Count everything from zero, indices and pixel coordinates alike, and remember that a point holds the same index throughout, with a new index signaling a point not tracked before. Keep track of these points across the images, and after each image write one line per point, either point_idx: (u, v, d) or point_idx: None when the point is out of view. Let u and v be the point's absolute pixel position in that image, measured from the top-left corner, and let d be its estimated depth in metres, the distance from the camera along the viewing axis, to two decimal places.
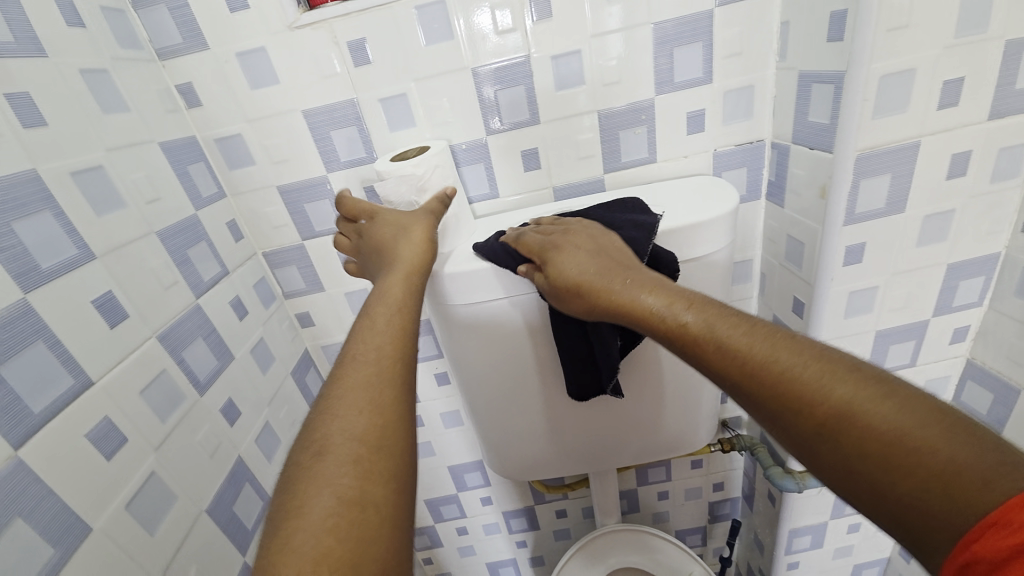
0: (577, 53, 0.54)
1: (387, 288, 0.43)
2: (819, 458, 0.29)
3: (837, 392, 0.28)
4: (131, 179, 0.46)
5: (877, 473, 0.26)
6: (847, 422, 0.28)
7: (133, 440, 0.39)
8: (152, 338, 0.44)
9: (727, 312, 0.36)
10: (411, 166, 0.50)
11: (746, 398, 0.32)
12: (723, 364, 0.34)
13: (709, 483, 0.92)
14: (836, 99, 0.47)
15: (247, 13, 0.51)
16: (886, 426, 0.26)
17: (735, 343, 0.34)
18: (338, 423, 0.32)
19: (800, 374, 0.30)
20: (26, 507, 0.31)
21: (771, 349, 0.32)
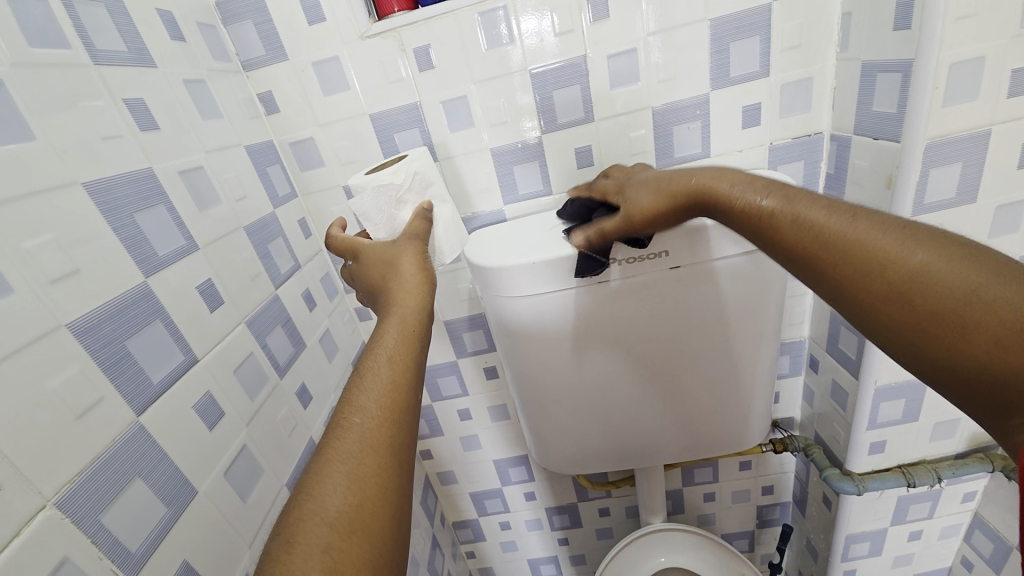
0: (632, 52, 0.55)
1: (388, 324, 0.40)
2: (909, 329, 0.31)
3: (960, 270, 0.30)
4: (224, 179, 0.50)
5: (975, 342, 0.28)
6: (929, 286, 0.30)
7: (227, 415, 0.43)
8: (242, 324, 0.48)
9: (823, 198, 0.37)
10: (389, 175, 0.48)
11: (842, 274, 0.34)
12: (815, 239, 0.35)
13: (758, 486, 0.90)
14: (904, 88, 0.47)
15: (323, 25, 0.55)
16: (959, 285, 0.29)
17: (832, 223, 0.35)
18: (315, 502, 0.29)
19: (910, 250, 0.31)
20: (145, 469, 0.35)
21: (882, 229, 0.33)
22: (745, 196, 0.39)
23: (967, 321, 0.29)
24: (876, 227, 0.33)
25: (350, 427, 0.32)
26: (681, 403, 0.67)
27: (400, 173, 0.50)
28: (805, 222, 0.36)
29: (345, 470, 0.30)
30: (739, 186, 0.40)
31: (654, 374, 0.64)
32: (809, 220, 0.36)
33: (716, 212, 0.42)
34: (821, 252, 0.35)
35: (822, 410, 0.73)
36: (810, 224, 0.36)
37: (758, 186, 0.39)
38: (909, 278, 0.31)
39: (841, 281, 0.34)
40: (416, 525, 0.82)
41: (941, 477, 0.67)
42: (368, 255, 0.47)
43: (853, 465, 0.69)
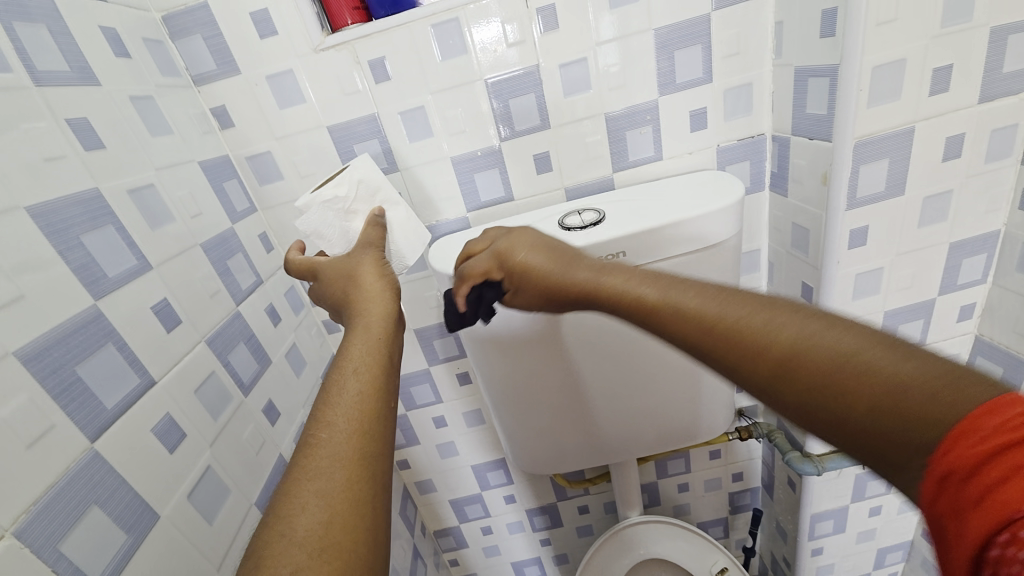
0: (582, 61, 0.58)
1: (354, 339, 0.40)
2: (797, 407, 0.29)
3: (821, 346, 0.28)
4: (177, 196, 0.49)
5: (845, 412, 0.27)
6: (798, 363, 0.29)
7: (189, 436, 0.42)
8: (202, 342, 0.47)
9: (687, 279, 0.37)
10: (331, 188, 0.49)
11: (728, 362, 0.32)
12: (688, 322, 0.34)
13: (729, 474, 0.94)
14: (833, 91, 0.50)
15: (275, 39, 0.55)
16: (838, 354, 0.27)
17: (701, 308, 0.34)
18: (285, 522, 0.28)
19: (770, 326, 0.30)
20: (103, 496, 0.34)
21: (752, 310, 0.32)
22: (610, 279, 0.39)
23: (840, 394, 0.27)
24: (747, 308, 0.32)
25: (319, 445, 0.31)
26: (639, 402, 0.70)
27: (342, 185, 0.51)
28: (679, 312, 0.35)
29: (315, 487, 0.29)
30: (609, 274, 0.39)
31: (615, 374, 0.66)
32: (682, 309, 0.34)
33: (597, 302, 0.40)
34: (700, 339, 0.33)
35: None
36: (686, 311, 0.34)
37: (636, 277, 0.38)
38: (775, 362, 0.30)
39: (731, 370, 0.32)
40: (395, 537, 0.81)
41: None
42: (328, 271, 0.48)
43: (812, 447, 0.73)
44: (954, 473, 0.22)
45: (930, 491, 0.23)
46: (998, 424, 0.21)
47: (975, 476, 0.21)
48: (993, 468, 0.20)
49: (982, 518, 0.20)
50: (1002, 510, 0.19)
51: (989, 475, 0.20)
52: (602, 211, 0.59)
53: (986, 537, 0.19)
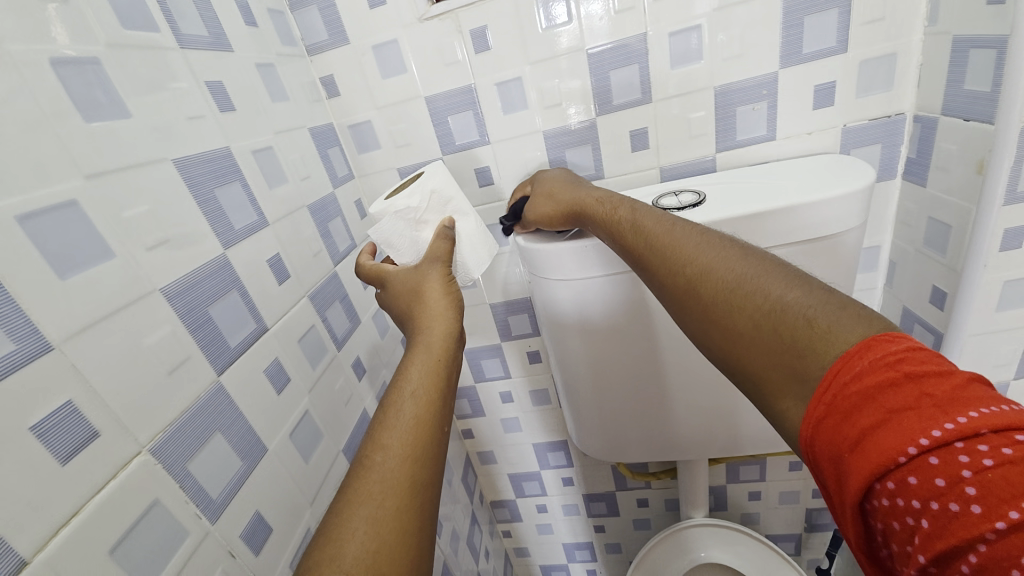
0: (696, 29, 0.53)
1: (413, 363, 0.40)
2: (720, 333, 0.33)
3: (743, 280, 0.33)
4: (291, 159, 0.53)
5: (759, 340, 0.30)
6: (712, 288, 0.34)
7: (292, 381, 0.46)
8: (306, 296, 0.51)
9: (665, 217, 0.42)
10: (404, 199, 0.48)
11: (685, 287, 0.36)
12: (658, 253, 0.39)
13: (809, 488, 0.86)
14: (1000, 66, 0.42)
15: (384, 8, 0.56)
16: (729, 279, 0.34)
17: (669, 238, 0.39)
18: (336, 547, 0.29)
19: (723, 263, 0.35)
20: (225, 424, 0.38)
21: (702, 243, 0.37)
22: (605, 207, 0.47)
23: (749, 315, 0.31)
24: (701, 244, 0.37)
25: (372, 473, 0.32)
26: (716, 400, 0.66)
27: (415, 194, 0.49)
28: (643, 233, 0.41)
29: (365, 514, 0.30)
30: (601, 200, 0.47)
31: (692, 367, 0.63)
32: (664, 244, 0.39)
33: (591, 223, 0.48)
34: (665, 268, 0.38)
35: None
36: (654, 239, 0.40)
37: (617, 206, 0.46)
38: (723, 291, 0.33)
39: (688, 300, 0.36)
40: (456, 501, 0.85)
41: None
42: (396, 282, 0.48)
43: None
44: (829, 417, 0.25)
45: (809, 431, 0.26)
46: (862, 367, 0.25)
47: (848, 416, 0.25)
48: (868, 407, 0.24)
49: (858, 460, 0.23)
50: (874, 451, 0.23)
51: (867, 417, 0.24)
52: (702, 193, 0.55)
53: (866, 479, 0.23)
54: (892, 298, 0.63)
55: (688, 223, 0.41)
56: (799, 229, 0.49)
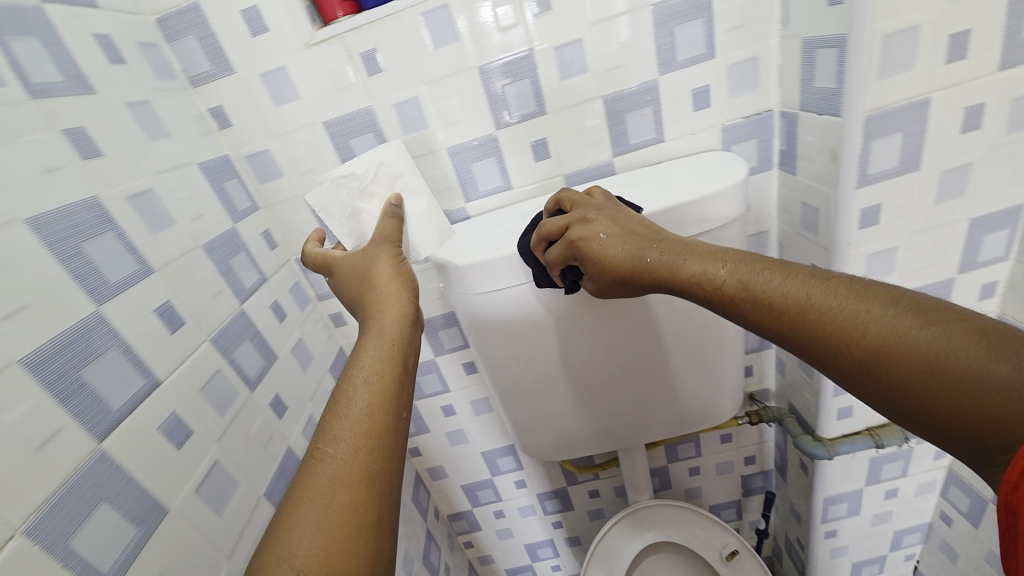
0: (578, 42, 0.56)
1: (370, 346, 0.40)
2: (880, 392, 0.33)
3: (901, 335, 0.31)
4: (178, 199, 0.50)
5: (941, 401, 0.30)
6: (867, 347, 0.33)
7: (196, 433, 0.44)
8: (207, 340, 0.48)
9: (777, 264, 0.40)
10: (352, 167, 0.52)
11: (812, 347, 0.36)
12: (762, 308, 0.38)
13: (741, 457, 0.93)
14: (841, 63, 0.47)
15: (267, 35, 0.55)
16: (877, 331, 0.32)
17: (798, 296, 0.37)
18: (294, 544, 0.29)
19: (869, 320, 0.33)
20: (113, 493, 0.36)
21: (837, 296, 0.35)
22: (717, 273, 0.41)
23: (931, 386, 0.30)
24: (834, 292, 0.36)
25: (327, 462, 0.32)
26: (646, 390, 0.69)
27: (363, 165, 0.53)
28: (760, 300, 0.38)
29: (318, 511, 0.30)
30: (715, 268, 0.41)
31: (618, 362, 0.66)
32: (761, 296, 0.38)
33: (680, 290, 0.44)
34: (790, 330, 0.37)
35: (792, 379, 0.75)
36: (768, 302, 0.38)
37: (717, 261, 0.42)
38: (873, 354, 0.32)
39: (811, 354, 0.36)
40: (408, 521, 0.84)
41: (907, 437, 0.70)
42: (342, 268, 0.49)
43: (824, 431, 0.72)
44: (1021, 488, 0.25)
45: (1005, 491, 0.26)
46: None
47: None
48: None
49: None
50: None
51: None
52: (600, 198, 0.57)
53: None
54: None
55: (832, 272, 0.37)
56: (687, 224, 0.53)
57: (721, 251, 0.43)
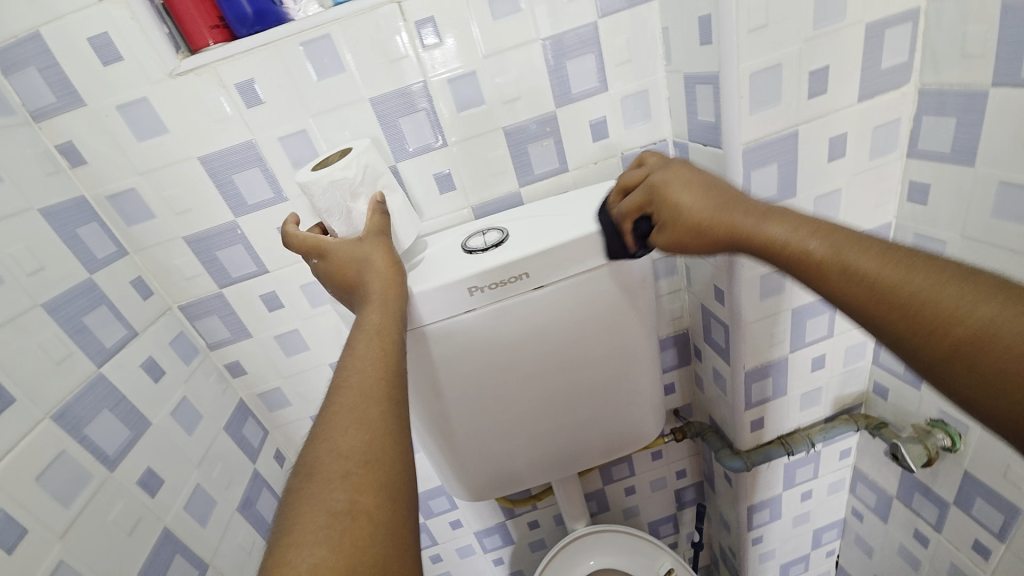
0: (473, 75, 0.55)
1: (370, 311, 0.42)
2: (970, 384, 0.29)
3: (1009, 324, 0.28)
4: (6, 253, 0.44)
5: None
6: (967, 334, 0.29)
7: (30, 530, 0.39)
8: (46, 419, 0.43)
9: (876, 242, 0.35)
10: (342, 170, 0.48)
11: (892, 324, 0.33)
12: (853, 280, 0.35)
13: (672, 471, 0.94)
14: (717, 99, 0.50)
15: (123, 65, 0.49)
16: (980, 324, 0.29)
17: (887, 274, 0.33)
18: (330, 445, 0.31)
19: (971, 304, 0.30)
20: None
21: (937, 279, 0.32)
22: (790, 240, 0.38)
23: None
24: (933, 279, 0.32)
25: (342, 392, 0.34)
26: (581, 412, 0.67)
27: (351, 166, 0.49)
28: (850, 271, 0.35)
29: (353, 415, 0.32)
30: (784, 232, 0.39)
31: (552, 387, 0.63)
32: (850, 271, 0.35)
33: (754, 249, 0.41)
34: (873, 306, 0.34)
35: (709, 394, 0.78)
36: (859, 275, 0.34)
37: (801, 230, 0.38)
38: (966, 341, 0.29)
39: (892, 335, 0.33)
40: None
41: (813, 442, 0.73)
42: (336, 253, 0.46)
43: (741, 443, 0.74)
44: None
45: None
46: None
47: None
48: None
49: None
50: None
51: None
52: (504, 230, 0.57)
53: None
54: (693, 296, 0.71)
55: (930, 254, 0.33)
56: (587, 255, 0.53)
57: (812, 220, 0.39)
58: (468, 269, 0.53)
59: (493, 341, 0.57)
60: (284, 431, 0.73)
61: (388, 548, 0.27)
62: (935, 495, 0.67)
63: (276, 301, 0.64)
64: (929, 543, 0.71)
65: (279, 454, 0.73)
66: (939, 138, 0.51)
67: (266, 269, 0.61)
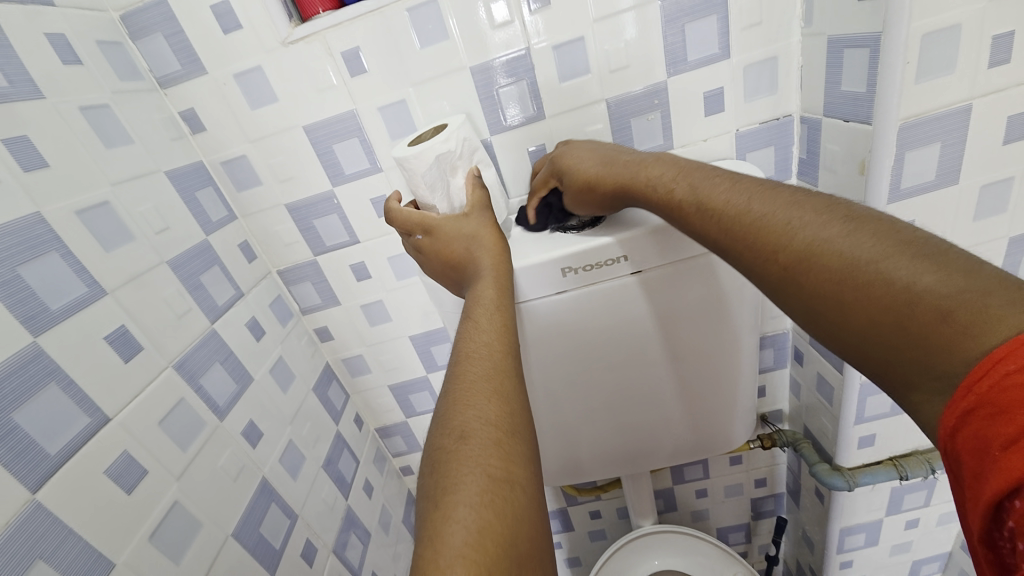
0: (580, 40, 0.51)
1: (482, 289, 0.45)
2: (801, 306, 0.31)
3: (825, 245, 0.30)
4: (138, 212, 0.47)
5: (852, 316, 0.28)
6: (811, 270, 0.30)
7: (152, 471, 0.42)
8: (168, 368, 0.46)
9: (728, 178, 0.38)
10: (444, 143, 0.48)
11: (745, 255, 0.34)
12: (733, 229, 0.35)
13: (751, 479, 0.88)
14: (872, 65, 0.42)
15: (240, 32, 0.51)
16: (841, 260, 0.29)
17: (733, 205, 0.35)
18: (472, 410, 0.34)
19: (796, 230, 0.31)
20: (48, 549, 0.34)
21: (782, 207, 0.33)
22: (660, 182, 0.40)
23: (846, 300, 0.28)
24: (768, 205, 0.34)
25: (472, 367, 0.37)
26: (666, 407, 0.63)
27: (451, 140, 0.49)
28: (706, 208, 0.37)
29: (489, 387, 0.36)
30: (655, 175, 0.41)
31: (639, 377, 0.59)
32: (731, 217, 0.35)
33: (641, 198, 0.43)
34: (728, 238, 0.35)
35: (807, 402, 0.71)
36: (737, 223, 0.34)
37: (672, 171, 0.41)
38: (791, 262, 0.31)
39: (743, 264, 0.34)
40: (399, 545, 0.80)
41: (934, 468, 0.64)
42: (444, 229, 0.48)
43: (842, 460, 0.67)
44: (976, 412, 0.22)
45: (952, 423, 0.23)
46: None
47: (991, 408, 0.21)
48: (997, 410, 0.21)
49: (1010, 460, 0.20)
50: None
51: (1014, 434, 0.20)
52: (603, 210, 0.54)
53: (1002, 485, 0.20)
54: None
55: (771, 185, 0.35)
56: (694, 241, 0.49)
57: (679, 163, 0.41)
58: (561, 248, 0.50)
59: (585, 325, 0.54)
60: (364, 397, 0.76)
61: (534, 518, 0.30)
62: None
63: (364, 271, 0.65)
64: None
65: (358, 418, 0.76)
66: None
67: (358, 239, 0.62)
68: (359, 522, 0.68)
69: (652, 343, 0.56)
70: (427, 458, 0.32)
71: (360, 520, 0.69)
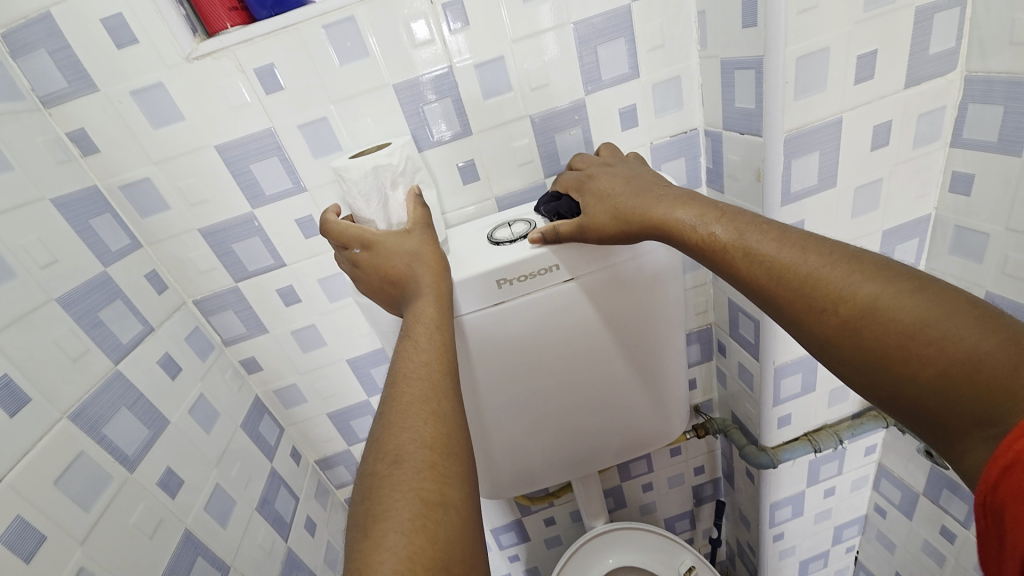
0: (500, 59, 0.53)
1: (421, 306, 0.45)
2: (865, 356, 0.32)
3: (889, 304, 0.31)
4: (19, 244, 0.42)
5: (921, 371, 0.29)
6: (870, 315, 0.32)
7: (52, 535, 0.37)
8: (63, 418, 0.41)
9: (774, 228, 0.38)
10: (385, 156, 0.48)
11: (793, 305, 0.36)
12: (777, 274, 0.36)
13: (691, 468, 0.93)
14: (759, 84, 0.48)
15: (136, 47, 0.47)
16: (904, 318, 0.30)
17: (785, 257, 0.36)
18: (408, 432, 0.33)
19: (852, 284, 0.33)
20: None
21: (819, 261, 0.35)
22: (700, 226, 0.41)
23: (912, 354, 0.30)
24: (809, 255, 0.35)
25: (410, 388, 0.37)
26: (613, 407, 0.65)
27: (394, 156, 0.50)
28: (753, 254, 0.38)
29: (425, 408, 0.35)
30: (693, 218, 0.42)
31: (585, 380, 0.61)
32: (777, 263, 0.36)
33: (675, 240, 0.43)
34: (779, 289, 0.36)
35: (733, 390, 0.77)
36: (781, 269, 0.36)
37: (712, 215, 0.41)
38: (858, 317, 0.32)
39: (791, 312, 0.36)
40: None
41: (841, 438, 0.72)
42: (385, 246, 0.47)
43: (767, 440, 0.73)
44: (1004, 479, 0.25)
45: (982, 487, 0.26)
46: None
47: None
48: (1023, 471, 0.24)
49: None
50: None
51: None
52: (532, 221, 0.56)
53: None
54: (719, 290, 0.70)
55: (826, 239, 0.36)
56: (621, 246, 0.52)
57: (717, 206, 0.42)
58: (496, 260, 0.51)
59: (528, 334, 0.55)
60: (300, 428, 0.71)
61: (468, 538, 0.30)
62: (964, 492, 0.66)
63: (293, 295, 0.62)
64: (955, 541, 0.70)
65: (295, 451, 0.71)
66: (984, 128, 0.49)
67: (285, 263, 0.59)
68: (302, 563, 0.64)
69: (595, 344, 0.58)
70: (358, 486, 0.31)
71: (303, 561, 0.64)
